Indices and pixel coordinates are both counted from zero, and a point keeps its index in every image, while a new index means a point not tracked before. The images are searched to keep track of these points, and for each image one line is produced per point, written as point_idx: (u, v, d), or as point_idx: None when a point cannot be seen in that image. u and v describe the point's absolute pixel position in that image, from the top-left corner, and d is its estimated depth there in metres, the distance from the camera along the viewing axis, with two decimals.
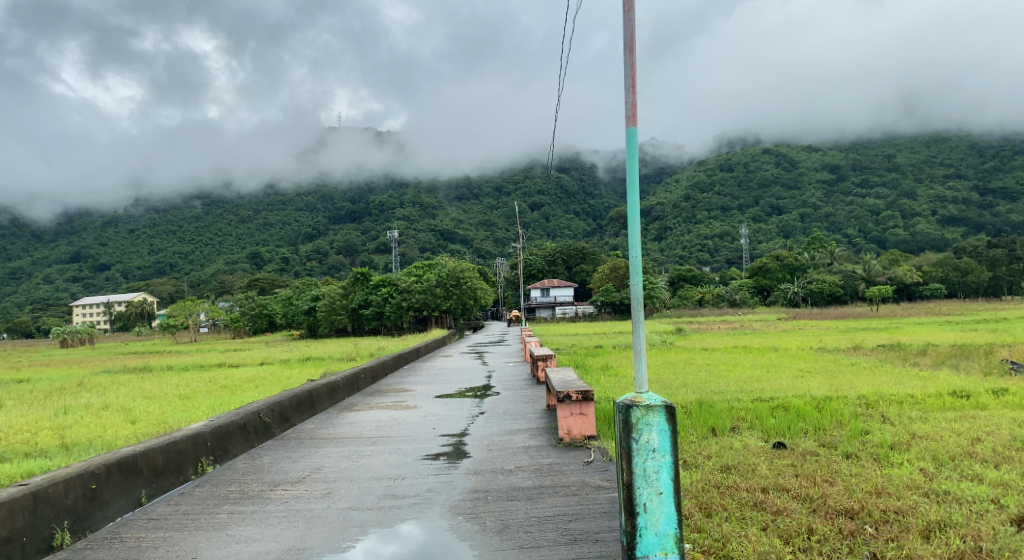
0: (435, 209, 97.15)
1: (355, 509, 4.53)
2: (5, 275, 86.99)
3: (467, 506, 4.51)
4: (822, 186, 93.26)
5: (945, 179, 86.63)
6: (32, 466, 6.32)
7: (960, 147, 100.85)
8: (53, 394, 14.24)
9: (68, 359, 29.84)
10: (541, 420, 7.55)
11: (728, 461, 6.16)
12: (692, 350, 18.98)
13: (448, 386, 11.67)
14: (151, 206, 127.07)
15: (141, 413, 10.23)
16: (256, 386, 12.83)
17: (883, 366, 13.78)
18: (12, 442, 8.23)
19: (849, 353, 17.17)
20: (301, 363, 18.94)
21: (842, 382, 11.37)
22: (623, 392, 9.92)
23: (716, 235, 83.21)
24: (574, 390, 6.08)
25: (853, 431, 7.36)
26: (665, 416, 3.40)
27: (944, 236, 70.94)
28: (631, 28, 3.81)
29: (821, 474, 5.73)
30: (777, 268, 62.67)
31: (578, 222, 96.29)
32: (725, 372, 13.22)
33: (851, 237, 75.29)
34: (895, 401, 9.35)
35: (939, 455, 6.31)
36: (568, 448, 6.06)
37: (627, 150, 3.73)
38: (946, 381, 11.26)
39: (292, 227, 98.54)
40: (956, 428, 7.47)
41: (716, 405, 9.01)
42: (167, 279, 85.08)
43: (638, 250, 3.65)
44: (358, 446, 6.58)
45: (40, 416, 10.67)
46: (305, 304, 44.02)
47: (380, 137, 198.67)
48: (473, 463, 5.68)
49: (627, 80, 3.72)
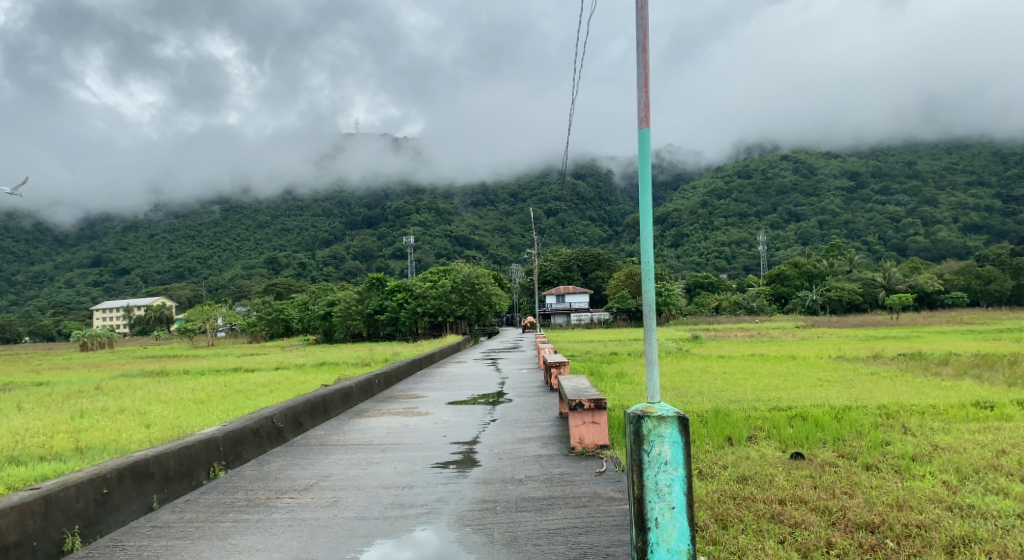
0: (451, 214, 97.37)
1: (362, 518, 4.47)
2: (29, 279, 88.43)
3: (475, 516, 4.43)
4: (841, 192, 92.22)
5: (967, 186, 85.31)
6: (45, 470, 6.28)
7: (982, 154, 99.45)
8: (70, 397, 14.34)
9: (88, 363, 30.01)
10: (553, 428, 7.48)
11: (745, 472, 6.01)
12: (709, 357, 18.86)
13: (460, 392, 11.58)
14: (171, 210, 128.63)
15: (156, 416, 10.26)
16: (271, 390, 12.89)
17: (903, 375, 13.56)
18: (29, 445, 8.29)
19: (868, 362, 16.92)
20: (317, 368, 18.87)
21: (861, 392, 11.17)
22: (638, 400, 9.79)
23: (733, 242, 82.71)
24: (586, 398, 5.97)
25: (872, 441, 7.19)
26: (677, 427, 3.29)
27: (966, 243, 69.72)
28: (645, 25, 3.74)
29: (841, 487, 5.57)
30: (795, 275, 62.11)
31: (594, 229, 96.23)
32: (743, 381, 13.05)
33: (870, 245, 74.40)
34: (916, 412, 9.15)
35: (962, 468, 6.12)
36: (580, 457, 5.96)
37: (640, 152, 3.64)
38: (968, 392, 11.01)
39: (309, 233, 99.24)
40: (980, 440, 7.26)
41: (733, 414, 8.86)
42: (185, 284, 85.94)
43: (650, 253, 3.54)
44: (368, 453, 6.51)
45: (58, 418, 10.75)
46: (321, 309, 44.33)
47: (397, 145, 200.08)
48: (484, 472, 5.61)
49: (641, 79, 3.64)
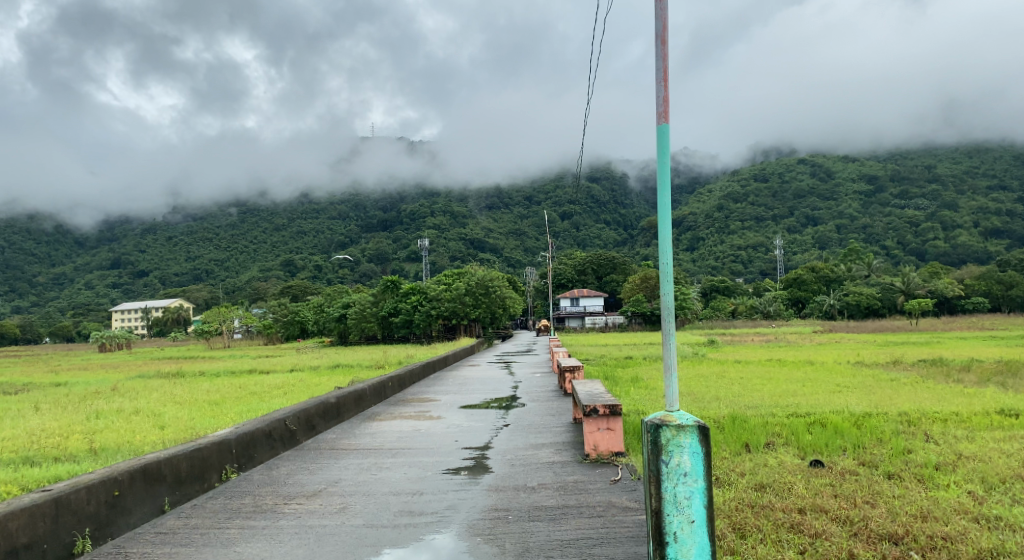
0: (465, 218, 97.61)
1: (370, 526, 4.37)
2: (50, 281, 89.74)
3: (486, 526, 4.31)
4: (859, 197, 91.25)
5: (988, 191, 84.23)
6: (57, 470, 6.24)
7: (1004, 157, 98.32)
8: (87, 398, 14.38)
9: (108, 363, 30.30)
10: (567, 434, 7.35)
11: (763, 479, 5.86)
12: (725, 362, 18.60)
13: (473, 396, 11.44)
14: (190, 214, 130.30)
15: (171, 418, 10.28)
16: (285, 393, 12.81)
17: (923, 383, 13.19)
18: (43, 447, 8.24)
19: (887, 368, 16.50)
20: (330, 370, 18.91)
21: (881, 399, 10.90)
22: (652, 406, 9.59)
23: (749, 246, 82.23)
24: (601, 403, 5.86)
25: (894, 449, 7.00)
26: (698, 438, 3.17)
27: (987, 247, 68.85)
28: (663, 18, 3.63)
29: (863, 496, 5.40)
30: (812, 280, 61.62)
31: (609, 232, 96.12)
32: (759, 386, 12.80)
33: (889, 249, 73.54)
34: (939, 419, 8.91)
35: (988, 477, 5.93)
36: (594, 464, 5.83)
37: (659, 149, 3.52)
38: (992, 400, 10.70)
39: (325, 235, 99.96)
40: (1005, 449, 7.05)
41: (750, 420, 8.67)
42: (202, 286, 86.59)
43: (669, 254, 3.41)
44: (378, 458, 6.42)
45: (72, 419, 10.74)
46: (336, 312, 44.40)
47: (412, 150, 201.13)
48: (495, 479, 5.49)
49: (660, 73, 3.53)
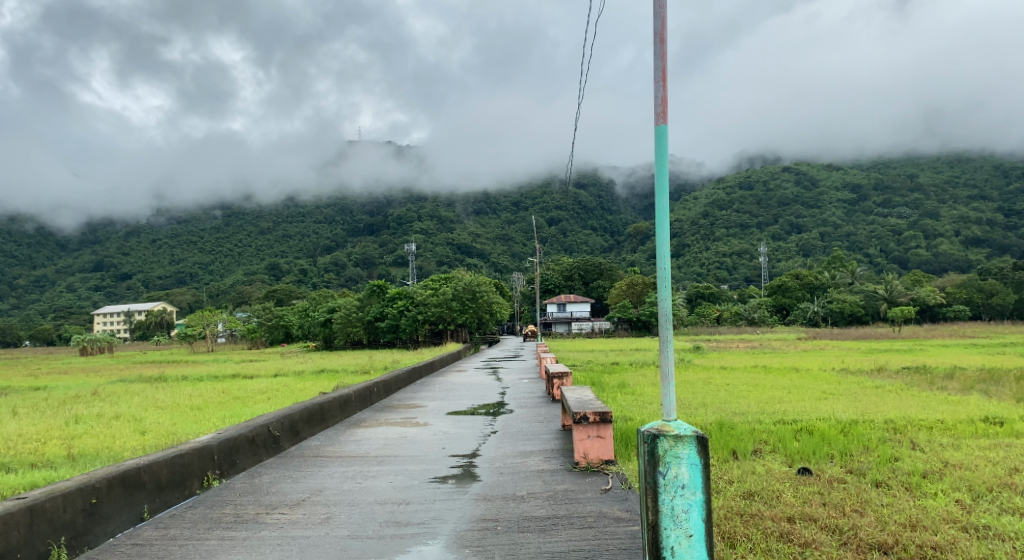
0: (453, 222, 96.99)
1: (355, 537, 4.25)
2: (30, 284, 88.51)
3: (474, 537, 4.22)
4: (843, 205, 91.96)
5: (969, 200, 85.47)
6: (35, 476, 6.10)
7: (984, 167, 99.76)
8: (67, 403, 14.10)
9: (87, 367, 29.92)
10: (557, 441, 7.27)
11: (752, 486, 5.83)
12: (713, 368, 18.59)
13: (461, 402, 11.29)
14: (175, 216, 129.46)
15: (153, 423, 10.07)
16: (271, 398, 12.60)
17: (908, 390, 13.14)
18: (19, 453, 8.01)
19: (872, 375, 16.48)
20: (316, 375, 18.68)
21: (867, 407, 10.81)
22: (640, 412, 9.53)
23: (735, 253, 82.54)
24: (592, 411, 5.75)
25: (881, 457, 6.98)
26: (696, 448, 3.10)
27: (968, 257, 69.99)
28: (662, 17, 3.57)
29: (851, 504, 5.36)
30: (796, 287, 62.17)
31: (595, 237, 96.41)
32: (746, 393, 12.77)
33: (872, 257, 74.36)
34: (923, 427, 8.93)
35: (975, 486, 5.90)
36: (585, 473, 5.74)
37: (656, 151, 3.46)
38: (978, 408, 10.67)
39: (311, 239, 99.32)
40: (991, 456, 7.06)
41: (737, 427, 8.63)
42: (187, 288, 85.74)
43: (667, 260, 3.33)
44: (364, 466, 6.32)
45: (50, 424, 10.52)
46: (321, 316, 43.88)
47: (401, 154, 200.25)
48: (483, 487, 5.39)
49: (658, 74, 3.47)
